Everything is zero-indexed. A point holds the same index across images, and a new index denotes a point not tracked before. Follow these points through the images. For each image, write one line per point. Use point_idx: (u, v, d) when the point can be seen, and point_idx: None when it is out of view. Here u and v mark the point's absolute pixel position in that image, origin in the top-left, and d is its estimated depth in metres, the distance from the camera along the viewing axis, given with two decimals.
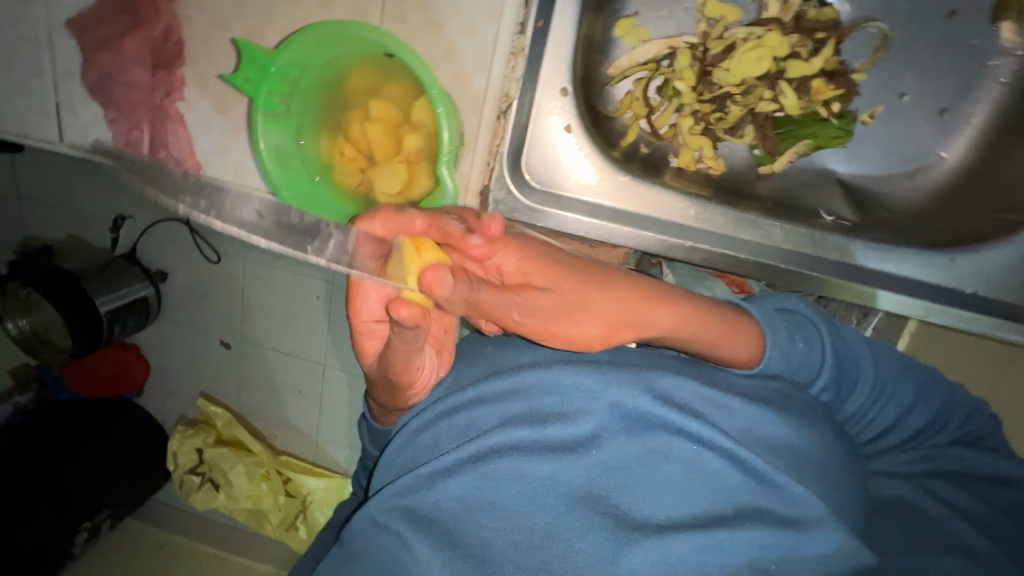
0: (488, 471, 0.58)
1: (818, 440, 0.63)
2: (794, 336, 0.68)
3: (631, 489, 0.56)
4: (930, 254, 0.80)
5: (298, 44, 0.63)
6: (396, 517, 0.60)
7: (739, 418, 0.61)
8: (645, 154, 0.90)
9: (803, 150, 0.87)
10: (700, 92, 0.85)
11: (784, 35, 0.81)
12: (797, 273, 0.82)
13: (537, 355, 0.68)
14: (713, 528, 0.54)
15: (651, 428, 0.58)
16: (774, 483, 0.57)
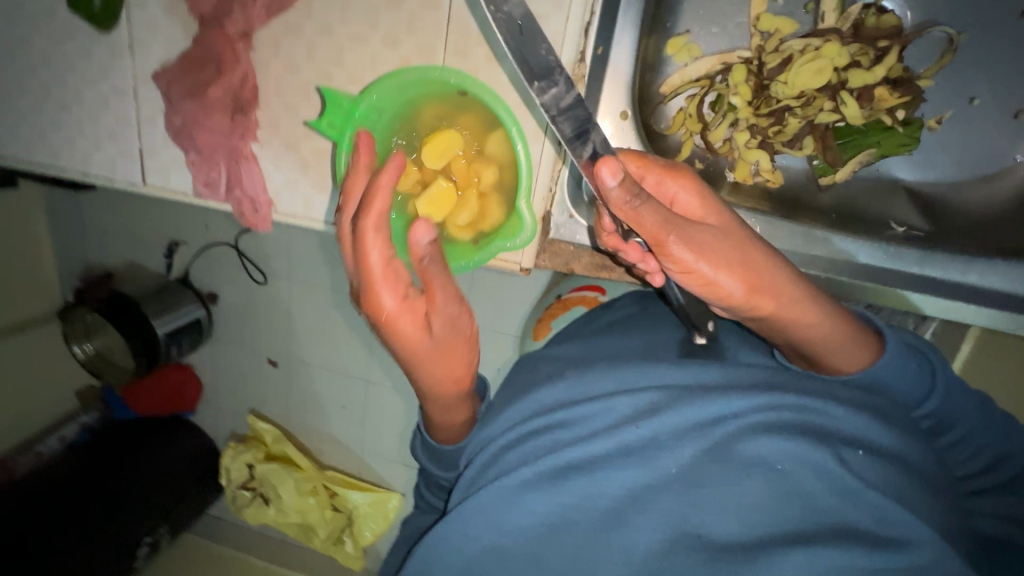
0: (566, 489, 0.60)
1: (936, 475, 0.57)
2: (911, 365, 0.61)
3: (708, 507, 0.55)
4: (1014, 264, 0.78)
5: (383, 88, 0.66)
6: (481, 534, 0.62)
7: (840, 426, 0.56)
8: (700, 169, 0.90)
9: (867, 159, 0.85)
10: (757, 106, 0.84)
11: (844, 45, 0.80)
12: (869, 287, 0.81)
13: (621, 377, 0.68)
14: (800, 547, 0.49)
15: (735, 440, 0.57)
16: (883, 507, 0.50)
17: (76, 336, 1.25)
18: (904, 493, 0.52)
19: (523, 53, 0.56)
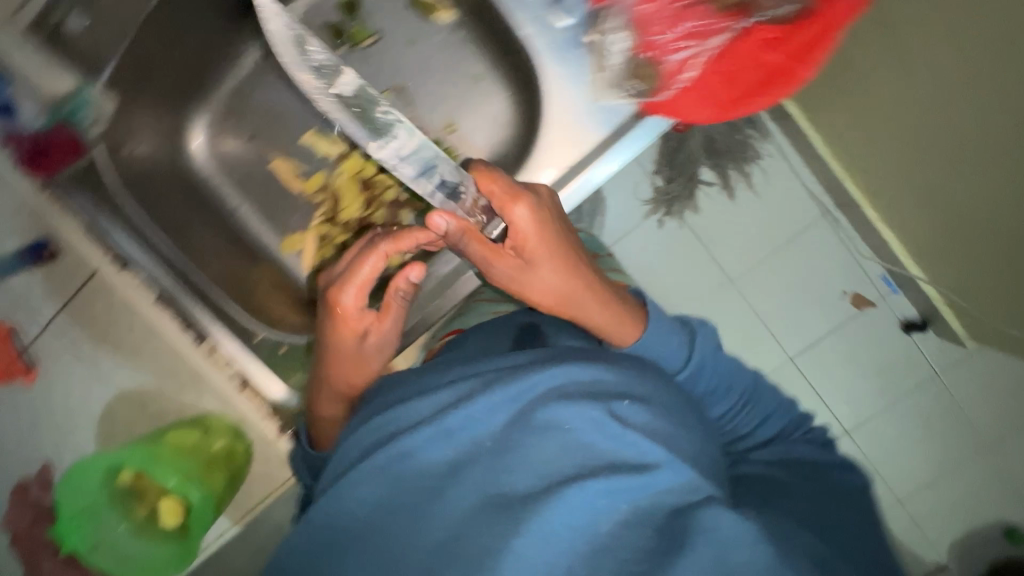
0: (386, 476, 0.64)
1: (678, 410, 0.75)
2: (671, 335, 0.84)
3: (513, 469, 0.63)
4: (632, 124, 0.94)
5: (74, 489, 0.95)
6: (327, 536, 0.64)
7: (604, 384, 0.70)
8: None
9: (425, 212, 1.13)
10: (375, 198, 1.14)
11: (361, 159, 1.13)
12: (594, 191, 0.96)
13: (448, 371, 0.76)
14: (576, 484, 0.62)
15: (534, 410, 0.66)
16: (637, 445, 0.65)
17: None
18: (658, 432, 0.68)
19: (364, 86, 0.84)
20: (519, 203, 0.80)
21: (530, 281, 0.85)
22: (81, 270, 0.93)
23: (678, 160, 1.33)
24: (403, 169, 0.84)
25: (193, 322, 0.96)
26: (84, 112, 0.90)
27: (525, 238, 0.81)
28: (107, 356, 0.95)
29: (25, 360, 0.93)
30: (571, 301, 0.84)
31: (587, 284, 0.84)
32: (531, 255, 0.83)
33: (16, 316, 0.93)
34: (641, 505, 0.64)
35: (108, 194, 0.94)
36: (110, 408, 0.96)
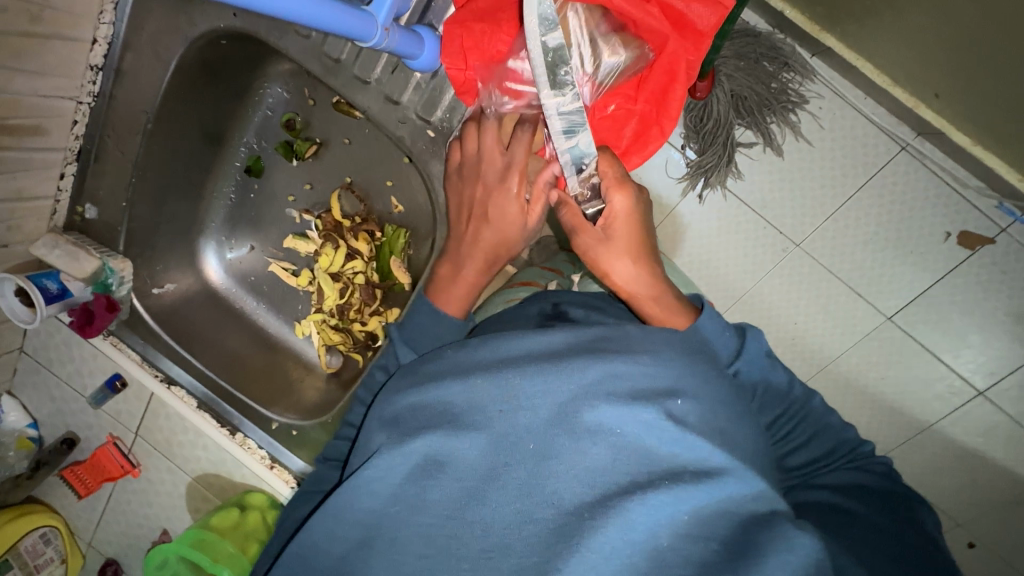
0: (472, 426, 0.57)
1: (732, 406, 0.65)
2: (726, 328, 0.74)
3: (555, 473, 0.53)
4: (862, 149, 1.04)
5: None
6: (347, 530, 0.59)
7: (655, 379, 0.60)
8: None
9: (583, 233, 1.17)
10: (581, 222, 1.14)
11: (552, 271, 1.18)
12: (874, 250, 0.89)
13: (483, 350, 0.65)
14: (634, 497, 0.51)
15: (581, 411, 0.56)
16: (693, 445, 0.56)
17: None
18: (707, 424, 0.60)
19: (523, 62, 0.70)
20: (624, 191, 0.71)
21: (607, 259, 0.72)
22: (240, 332, 1.06)
23: (873, 141, 1.04)
24: (557, 122, 0.69)
25: (245, 438, 0.97)
26: (290, 194, 1.02)
27: (616, 219, 0.72)
28: (204, 448, 0.99)
29: (131, 462, 1.02)
30: (631, 293, 0.73)
31: (653, 277, 0.73)
32: (616, 231, 0.72)
33: (122, 428, 1.01)
34: (841, 498, 0.65)
35: (241, 214, 1.05)
36: (224, 477, 1.00)
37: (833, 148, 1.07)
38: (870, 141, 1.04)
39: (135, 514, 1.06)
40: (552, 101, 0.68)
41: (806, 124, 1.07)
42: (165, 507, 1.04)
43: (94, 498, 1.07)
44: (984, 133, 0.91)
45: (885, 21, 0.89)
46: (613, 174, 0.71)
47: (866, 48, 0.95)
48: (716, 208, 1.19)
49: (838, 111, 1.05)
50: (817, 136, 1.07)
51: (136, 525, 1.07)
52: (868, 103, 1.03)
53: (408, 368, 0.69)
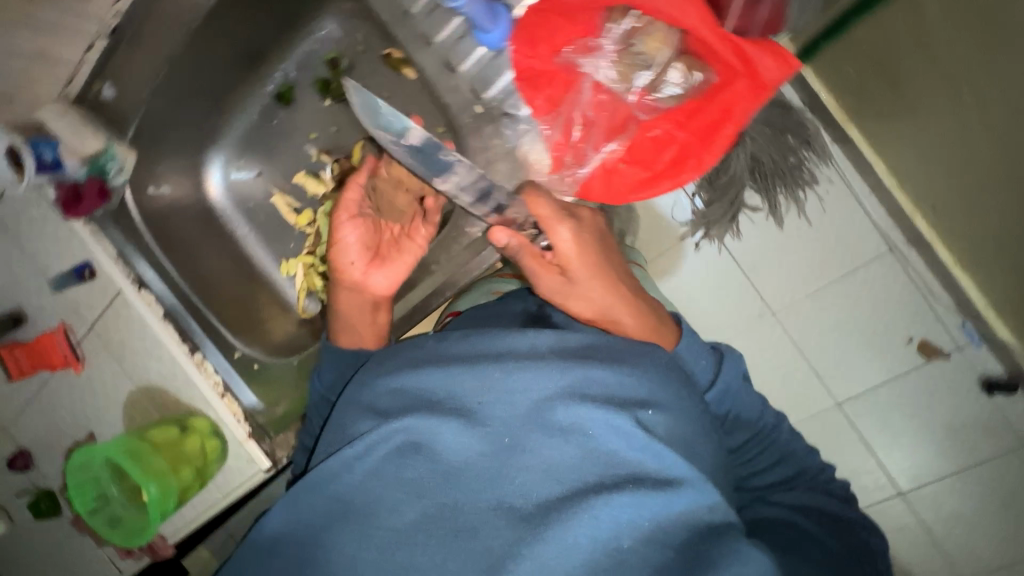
0: (461, 416, 0.69)
1: (699, 421, 0.76)
2: (701, 355, 0.84)
3: (533, 467, 0.65)
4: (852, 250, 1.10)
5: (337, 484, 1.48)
6: (327, 501, 0.70)
7: (630, 390, 0.72)
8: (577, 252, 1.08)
9: None
10: None
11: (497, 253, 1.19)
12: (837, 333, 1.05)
13: (469, 344, 0.77)
14: (601, 497, 0.63)
15: (554, 410, 0.68)
16: (656, 453, 0.67)
17: None
18: (672, 437, 0.71)
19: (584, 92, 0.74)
20: (564, 226, 0.78)
21: (578, 297, 0.80)
22: (224, 254, 1.04)
23: (865, 237, 1.08)
24: None
25: (203, 360, 0.93)
26: (314, 131, 1.02)
27: (565, 258, 0.79)
28: (154, 362, 0.94)
29: (75, 355, 0.99)
30: (609, 319, 0.81)
31: (624, 299, 0.80)
32: (575, 270, 0.79)
33: (73, 319, 0.97)
34: (794, 514, 0.75)
35: (257, 136, 1.03)
36: (168, 395, 0.96)
37: (829, 232, 1.11)
38: (865, 235, 1.08)
39: (67, 409, 1.03)
40: None
41: (810, 204, 1.12)
42: (99, 409, 1.01)
43: (26, 382, 1.03)
44: (975, 259, 0.99)
45: (915, 129, 0.98)
46: (543, 213, 0.78)
47: (896, 142, 1.02)
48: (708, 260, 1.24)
49: (842, 199, 1.09)
50: (819, 218, 1.11)
51: (66, 420, 1.03)
52: (870, 199, 1.07)
53: (405, 346, 0.82)
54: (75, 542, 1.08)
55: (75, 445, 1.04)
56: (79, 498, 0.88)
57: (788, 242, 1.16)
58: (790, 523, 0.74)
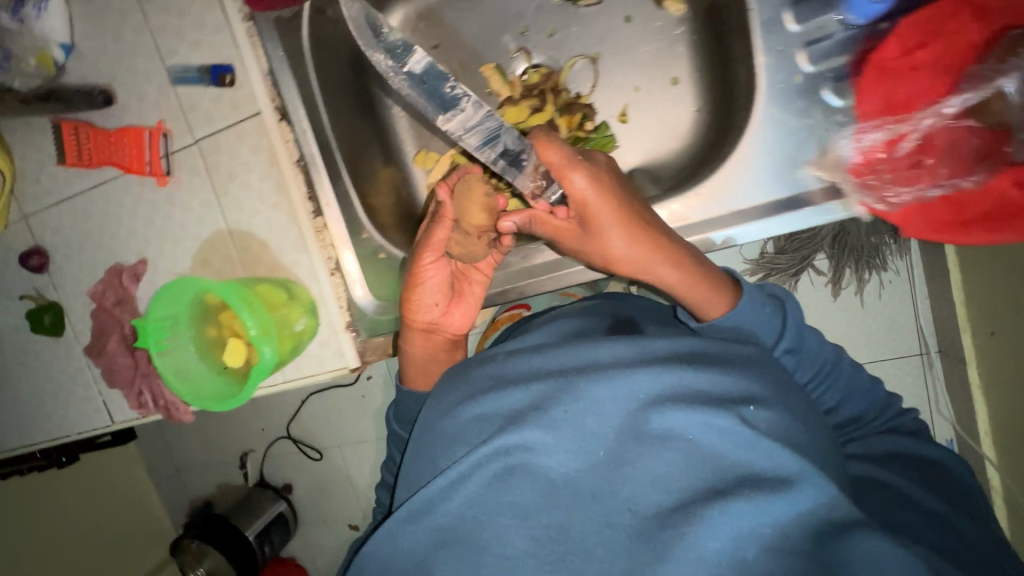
0: (536, 425, 0.59)
1: (802, 414, 0.61)
2: (764, 302, 0.70)
3: (632, 476, 0.54)
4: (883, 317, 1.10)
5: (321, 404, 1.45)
6: (426, 533, 0.59)
7: (722, 387, 0.59)
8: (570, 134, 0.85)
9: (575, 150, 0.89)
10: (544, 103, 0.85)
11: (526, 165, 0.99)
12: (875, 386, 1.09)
13: (540, 361, 0.67)
14: (721, 504, 0.51)
15: (645, 417, 0.57)
16: (769, 450, 0.53)
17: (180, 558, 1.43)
18: (784, 436, 0.56)
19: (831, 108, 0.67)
20: (579, 171, 0.66)
21: (597, 251, 0.69)
22: (362, 104, 0.87)
23: (907, 333, 1.12)
24: (470, 139, 0.69)
25: (325, 229, 0.81)
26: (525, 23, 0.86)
27: (588, 210, 0.67)
28: (263, 209, 0.80)
29: (161, 166, 0.83)
30: (643, 266, 0.70)
31: (661, 252, 0.68)
32: (596, 227, 0.68)
33: (177, 125, 0.81)
34: (892, 476, 0.65)
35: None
36: (262, 253, 0.81)
37: (875, 318, 1.13)
38: (904, 331, 1.12)
39: (129, 227, 0.87)
40: (450, 125, 0.68)
41: (870, 286, 1.11)
42: (168, 239, 0.86)
43: (85, 175, 0.86)
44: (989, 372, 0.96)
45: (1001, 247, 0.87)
46: (555, 161, 0.66)
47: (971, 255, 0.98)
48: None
49: (899, 293, 1.10)
50: (874, 301, 1.11)
51: (119, 236, 0.87)
52: (924, 301, 1.10)
53: (482, 357, 0.74)
54: (84, 376, 0.94)
55: (121, 269, 0.88)
56: (154, 340, 0.69)
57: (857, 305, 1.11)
58: (890, 489, 0.64)
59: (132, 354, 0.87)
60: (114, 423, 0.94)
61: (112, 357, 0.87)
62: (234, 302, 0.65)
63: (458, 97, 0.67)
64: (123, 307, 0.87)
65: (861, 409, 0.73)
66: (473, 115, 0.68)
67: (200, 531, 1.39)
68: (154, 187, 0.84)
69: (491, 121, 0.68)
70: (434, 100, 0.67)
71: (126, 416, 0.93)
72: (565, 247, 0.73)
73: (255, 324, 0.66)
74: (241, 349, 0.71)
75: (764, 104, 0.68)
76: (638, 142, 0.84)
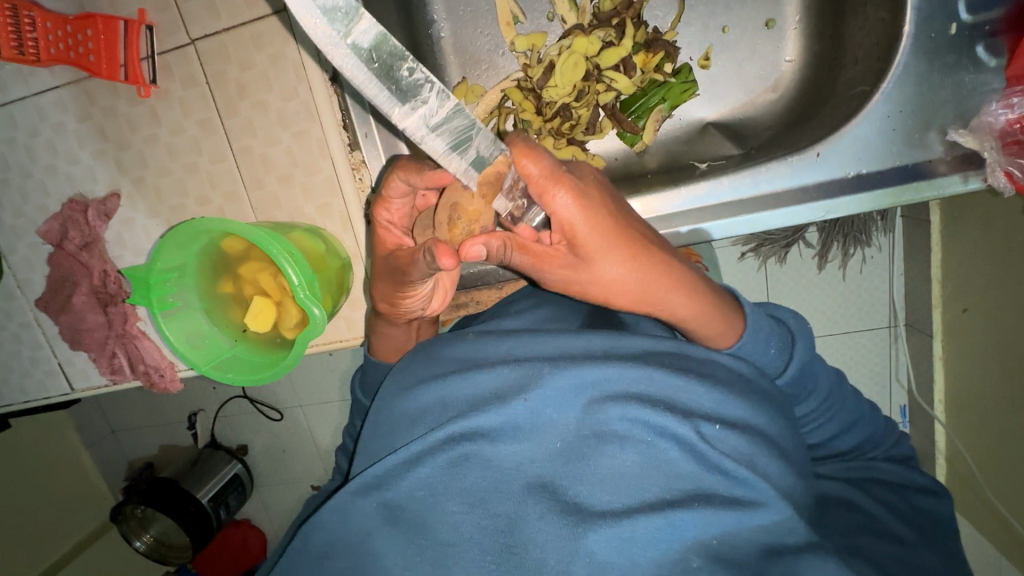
0: (487, 416, 0.51)
1: (781, 443, 0.53)
2: (771, 341, 0.59)
3: (586, 476, 0.47)
4: (893, 305, 1.01)
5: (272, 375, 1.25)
6: (370, 512, 0.50)
7: (698, 396, 0.51)
8: (641, 79, 0.75)
9: (658, 114, 0.76)
10: (617, 36, 0.73)
11: (545, 111, 0.75)
12: (863, 375, 1.06)
13: (513, 346, 0.58)
14: (667, 513, 0.45)
15: (609, 413, 0.49)
16: (733, 470, 0.48)
17: (134, 531, 1.31)
18: (752, 468, 0.49)
19: (942, 64, 0.58)
20: (566, 185, 0.44)
21: (589, 284, 0.50)
22: (400, 16, 0.71)
23: (878, 307, 1.01)
24: (435, 145, 0.42)
25: (362, 166, 0.67)
26: None
27: (582, 235, 0.46)
28: (285, 138, 0.66)
29: (143, 72, 0.64)
30: (651, 300, 0.52)
31: (672, 276, 0.51)
32: (590, 251, 0.47)
33: (170, 18, 0.62)
34: (867, 501, 0.57)
35: None
36: (281, 194, 0.68)
37: (853, 294, 1.00)
38: (876, 306, 1.01)
39: (94, 148, 0.68)
40: (409, 125, 0.40)
41: (852, 261, 0.98)
42: (150, 166, 0.68)
43: (26, 69, 0.65)
44: (955, 351, 0.91)
45: (982, 224, 0.81)
46: (535, 177, 0.45)
47: (950, 240, 0.87)
48: (744, 276, 1.01)
49: (879, 271, 0.98)
50: (872, 274, 0.99)
51: (72, 156, 0.68)
52: (898, 277, 0.99)
53: (451, 337, 0.64)
54: (31, 334, 0.75)
55: (86, 202, 0.70)
56: (157, 297, 0.54)
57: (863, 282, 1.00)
58: (860, 510, 0.57)
59: (105, 311, 0.72)
60: (72, 390, 0.78)
61: (79, 315, 0.72)
62: (275, 254, 0.51)
63: (417, 83, 0.39)
64: (92, 252, 0.71)
65: (857, 440, 0.64)
66: (439, 112, 0.41)
67: (145, 496, 1.22)
68: (131, 97, 0.66)
69: (462, 119, 0.42)
70: (384, 84, 0.38)
71: (91, 384, 0.77)
72: (544, 284, 0.51)
73: (303, 283, 0.52)
74: (273, 311, 0.57)
75: (907, 53, 0.58)
76: (722, 91, 0.77)
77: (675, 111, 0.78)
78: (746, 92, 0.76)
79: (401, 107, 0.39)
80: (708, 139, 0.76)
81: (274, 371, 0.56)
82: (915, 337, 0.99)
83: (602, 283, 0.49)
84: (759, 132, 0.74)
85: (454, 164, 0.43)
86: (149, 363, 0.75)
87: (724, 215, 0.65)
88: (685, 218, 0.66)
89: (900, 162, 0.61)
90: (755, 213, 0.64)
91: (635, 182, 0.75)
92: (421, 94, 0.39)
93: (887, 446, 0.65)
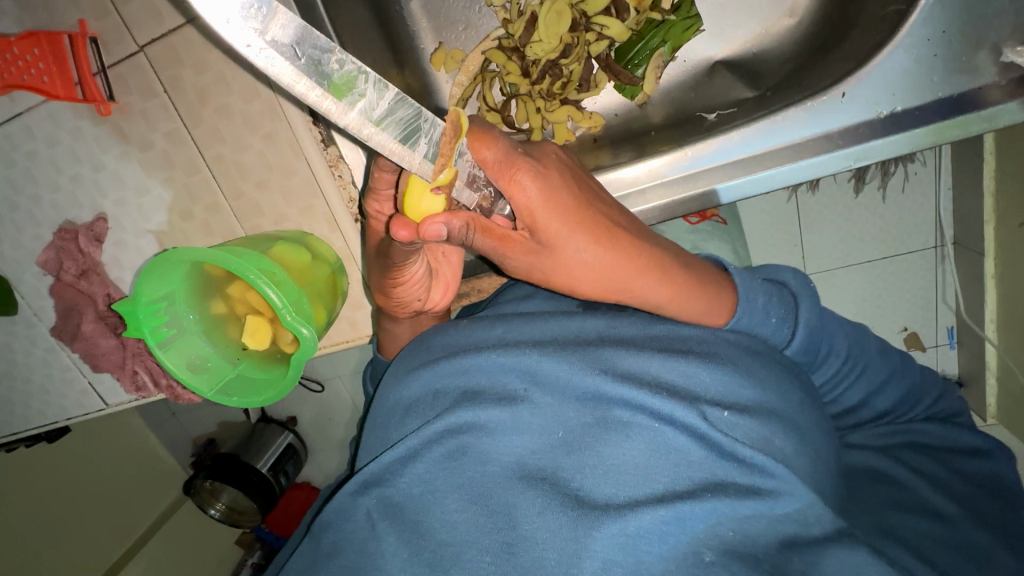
0: (481, 408, 0.48)
1: (795, 418, 0.50)
2: (770, 311, 0.54)
3: (590, 466, 0.45)
4: (938, 234, 0.92)
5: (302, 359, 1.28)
6: (369, 508, 0.48)
7: (699, 378, 0.48)
8: (637, 20, 0.66)
9: (663, 61, 0.68)
10: None
11: (531, 72, 0.67)
12: (906, 313, 0.98)
13: (506, 331, 0.55)
14: (667, 505, 0.42)
15: (613, 399, 0.47)
16: (738, 454, 0.45)
17: (207, 501, 1.38)
18: (771, 453, 0.46)
19: None
20: (523, 169, 0.45)
21: (553, 270, 0.49)
22: None
23: (917, 237, 0.93)
24: (384, 138, 0.39)
25: (340, 162, 0.64)
26: None
27: (534, 218, 0.46)
28: (255, 142, 0.62)
29: (98, 88, 0.60)
30: (620, 290, 0.50)
31: (643, 258, 0.49)
32: (549, 238, 0.47)
33: (113, 25, 0.58)
34: (902, 470, 0.54)
35: None
36: (262, 200, 0.66)
37: (891, 222, 0.92)
38: (920, 230, 0.92)
39: (67, 173, 0.66)
40: (348, 120, 0.37)
41: (894, 181, 0.89)
42: (128, 186, 0.66)
43: None
44: (1011, 271, 0.82)
45: None
46: (493, 164, 0.46)
47: (1006, 156, 0.78)
48: (771, 213, 0.93)
49: (924, 193, 0.89)
50: (911, 203, 0.90)
51: (47, 185, 0.66)
52: (948, 192, 0.89)
53: (447, 322, 0.61)
54: (54, 360, 0.76)
55: (75, 229, 0.68)
56: (150, 328, 0.53)
57: (902, 214, 0.91)
58: (891, 483, 0.54)
59: (116, 335, 0.73)
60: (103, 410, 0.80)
61: (92, 341, 0.73)
62: (254, 279, 0.49)
63: (349, 74, 0.36)
64: (91, 279, 0.71)
65: (894, 403, 0.60)
66: (381, 104, 0.38)
67: (209, 470, 1.30)
68: (92, 116, 0.62)
69: (406, 109, 0.39)
70: (316, 84, 0.34)
71: (118, 402, 0.79)
72: (506, 267, 0.50)
73: (287, 305, 0.50)
74: (268, 329, 0.57)
75: None
76: (731, 25, 0.67)
77: (677, 54, 0.69)
78: (760, 20, 0.66)
79: (337, 103, 0.36)
80: (718, 81, 0.68)
81: (279, 391, 0.56)
82: (967, 265, 0.91)
83: (569, 256, 0.48)
84: (775, 66, 0.65)
85: (412, 160, 0.41)
86: (170, 376, 0.76)
87: (737, 174, 0.59)
88: (695, 181, 0.60)
89: (943, 93, 0.53)
90: (770, 169, 0.57)
91: (638, 141, 0.69)
92: (361, 86, 0.36)
93: (930, 408, 0.60)
